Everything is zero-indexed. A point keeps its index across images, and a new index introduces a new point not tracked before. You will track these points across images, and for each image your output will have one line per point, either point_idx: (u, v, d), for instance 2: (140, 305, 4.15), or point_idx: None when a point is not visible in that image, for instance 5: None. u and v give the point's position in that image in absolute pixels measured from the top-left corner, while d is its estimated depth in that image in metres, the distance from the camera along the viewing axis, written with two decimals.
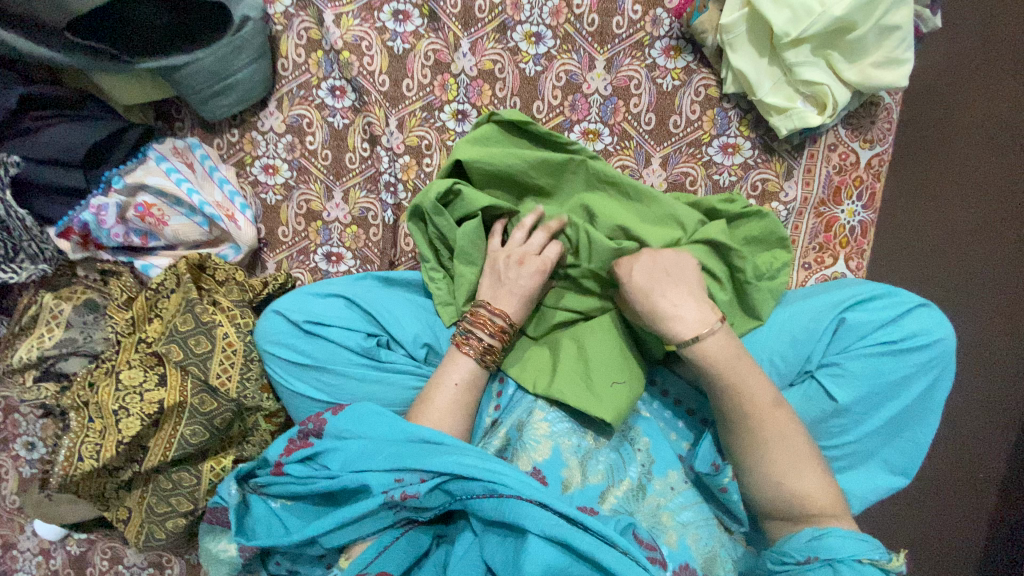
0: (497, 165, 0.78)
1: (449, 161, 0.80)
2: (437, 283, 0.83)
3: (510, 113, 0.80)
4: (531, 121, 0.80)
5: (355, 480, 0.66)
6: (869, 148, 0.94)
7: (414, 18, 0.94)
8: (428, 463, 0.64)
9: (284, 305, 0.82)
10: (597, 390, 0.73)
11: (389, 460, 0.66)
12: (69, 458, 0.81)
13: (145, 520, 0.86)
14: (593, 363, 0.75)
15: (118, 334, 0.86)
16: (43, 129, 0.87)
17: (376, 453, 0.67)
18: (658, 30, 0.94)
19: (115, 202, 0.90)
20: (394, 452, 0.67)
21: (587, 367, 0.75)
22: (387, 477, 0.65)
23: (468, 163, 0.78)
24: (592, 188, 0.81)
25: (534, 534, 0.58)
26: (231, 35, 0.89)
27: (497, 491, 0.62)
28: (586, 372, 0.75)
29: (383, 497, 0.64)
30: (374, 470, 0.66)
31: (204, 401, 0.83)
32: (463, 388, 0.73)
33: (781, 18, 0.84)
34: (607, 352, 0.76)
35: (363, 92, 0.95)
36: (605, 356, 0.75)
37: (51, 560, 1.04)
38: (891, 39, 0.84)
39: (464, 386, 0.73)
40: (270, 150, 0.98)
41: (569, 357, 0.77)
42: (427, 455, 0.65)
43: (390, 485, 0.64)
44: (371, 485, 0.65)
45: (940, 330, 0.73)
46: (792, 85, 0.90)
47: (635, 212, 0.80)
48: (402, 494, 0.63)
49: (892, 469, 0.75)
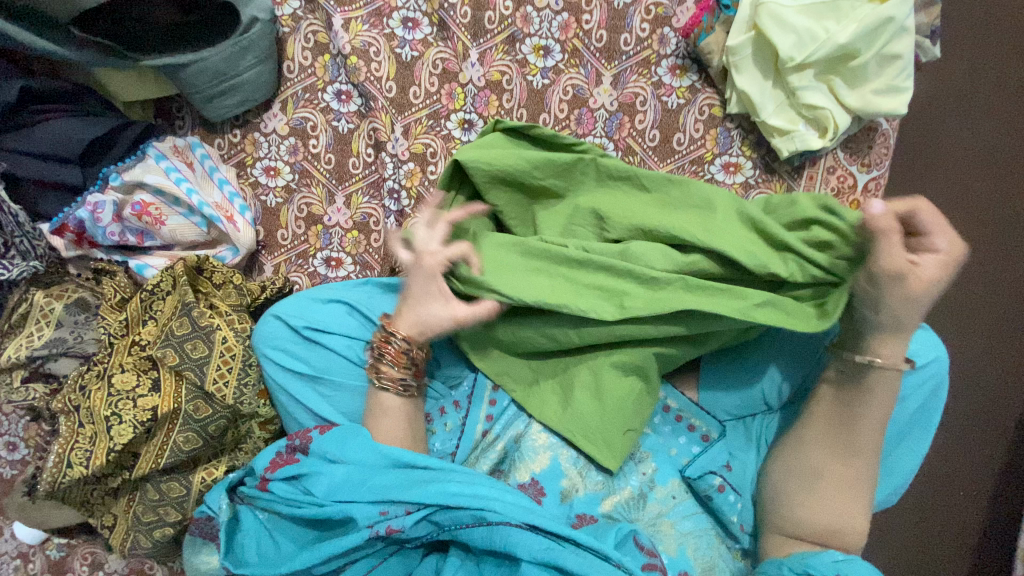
0: (500, 164, 0.75)
1: (450, 163, 0.77)
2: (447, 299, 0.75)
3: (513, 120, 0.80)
4: (535, 126, 0.79)
5: (341, 510, 0.65)
6: (867, 171, 0.96)
7: (423, 27, 0.94)
8: (412, 495, 0.63)
9: (282, 309, 0.81)
10: (612, 438, 0.72)
11: (373, 492, 0.65)
12: (58, 465, 0.78)
13: (131, 529, 0.84)
14: (609, 406, 0.72)
15: (112, 336, 0.83)
16: (40, 123, 0.85)
17: (360, 483, 0.66)
18: (665, 49, 0.95)
19: (113, 200, 0.87)
20: (378, 483, 0.65)
21: (602, 407, 0.72)
22: (372, 510, 0.64)
23: (469, 164, 0.75)
24: (594, 189, 0.77)
25: (527, 562, 0.58)
26: (239, 35, 0.88)
27: (485, 519, 0.61)
28: (601, 417, 0.72)
29: (369, 531, 0.63)
30: (357, 501, 0.65)
31: (199, 407, 0.81)
32: None
33: (786, 43, 0.86)
34: (620, 391, 0.72)
35: (369, 97, 0.94)
36: (622, 400, 0.72)
37: (29, 565, 1.01)
38: (892, 68, 0.87)
39: None
40: (272, 152, 0.98)
41: (583, 393, 0.73)
42: (411, 486, 0.64)
43: (375, 518, 0.64)
44: (358, 517, 0.64)
45: (932, 351, 0.74)
46: (795, 108, 0.91)
47: (650, 203, 0.75)
48: (388, 527, 0.62)
49: (889, 486, 0.76)
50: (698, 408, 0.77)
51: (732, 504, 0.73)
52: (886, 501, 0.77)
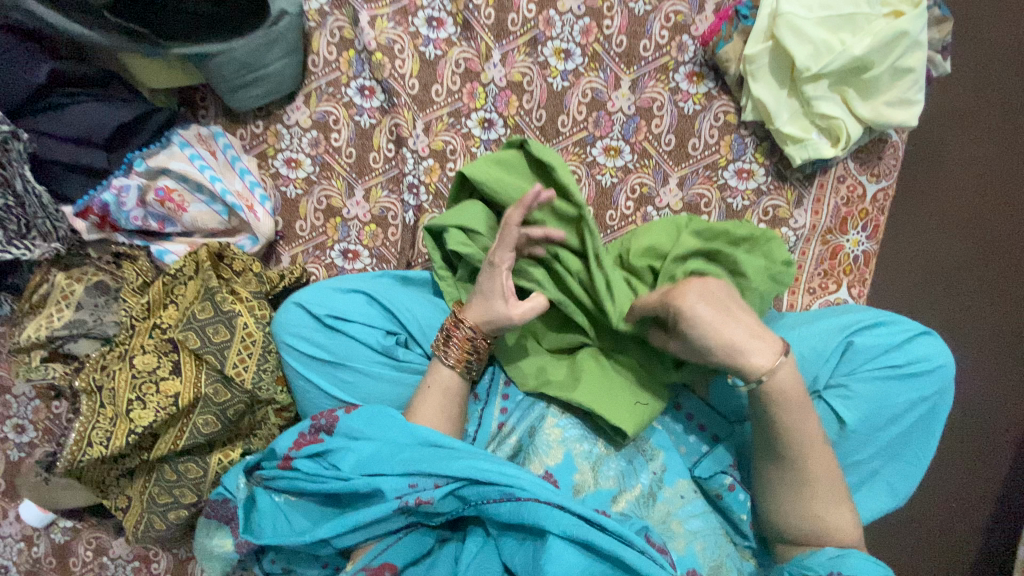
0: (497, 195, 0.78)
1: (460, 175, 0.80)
2: (445, 280, 0.82)
3: (538, 149, 0.77)
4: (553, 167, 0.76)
5: (370, 483, 0.66)
6: (876, 181, 0.98)
7: (447, 26, 0.96)
8: (444, 469, 0.65)
9: (304, 297, 0.81)
10: (627, 408, 0.73)
11: (404, 464, 0.66)
12: (78, 443, 0.79)
13: (145, 511, 0.85)
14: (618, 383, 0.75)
15: (133, 318, 0.85)
16: (67, 106, 0.86)
17: (391, 455, 0.68)
18: (683, 56, 0.97)
19: (137, 184, 0.89)
20: (410, 456, 0.67)
21: (613, 383, 0.75)
22: (401, 482, 0.66)
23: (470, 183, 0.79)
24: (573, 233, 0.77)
25: (554, 536, 0.59)
26: (268, 28, 0.89)
27: (514, 494, 0.62)
28: (612, 391, 0.75)
29: (397, 502, 0.64)
30: (386, 474, 0.66)
31: (218, 391, 0.81)
32: (439, 390, 0.74)
33: (803, 53, 0.89)
34: (626, 374, 0.76)
35: (392, 93, 0.96)
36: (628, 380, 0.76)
37: (33, 548, 1.01)
38: (904, 81, 0.89)
39: (438, 389, 0.74)
40: (293, 144, 0.99)
41: (593, 374, 0.77)
42: (443, 459, 0.66)
43: (404, 490, 0.65)
44: (386, 489, 0.65)
45: (938, 356, 0.76)
46: (808, 117, 0.93)
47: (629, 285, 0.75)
48: (417, 500, 0.64)
49: (892, 489, 0.78)
50: (709, 411, 0.79)
51: (744, 502, 0.74)
52: (890, 507, 0.78)
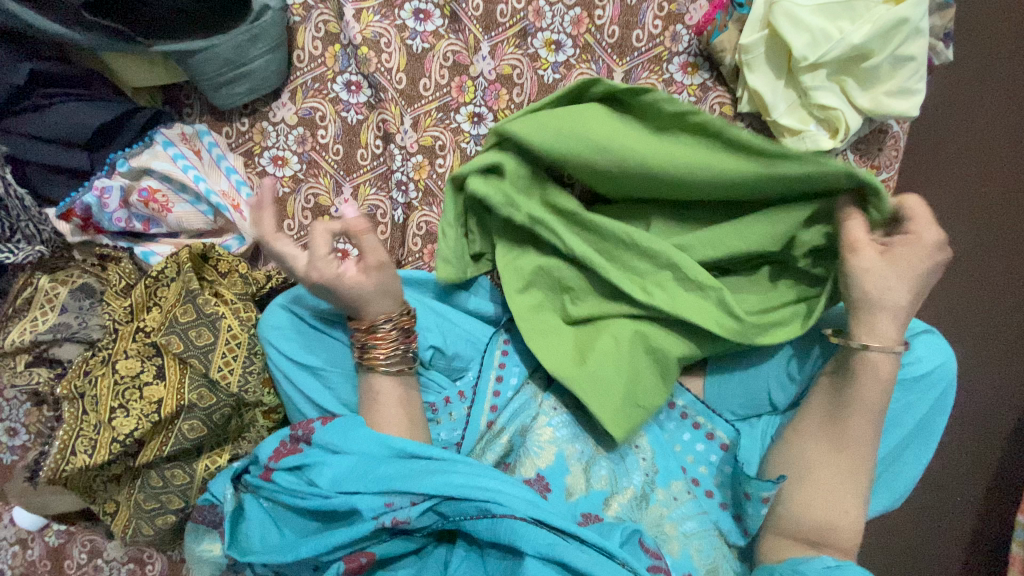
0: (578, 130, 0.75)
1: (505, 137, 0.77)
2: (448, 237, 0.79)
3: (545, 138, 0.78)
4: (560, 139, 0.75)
5: (346, 502, 0.64)
6: (876, 173, 0.95)
7: (434, 19, 0.93)
8: (419, 486, 0.62)
9: (290, 298, 0.79)
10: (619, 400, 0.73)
11: (375, 483, 0.64)
12: (62, 452, 0.79)
13: (133, 517, 0.84)
14: (623, 377, 0.73)
15: (116, 322, 0.85)
16: (48, 106, 0.85)
17: (364, 474, 0.66)
18: (677, 46, 0.95)
19: (119, 185, 0.87)
20: (383, 473, 0.65)
21: (618, 375, 0.74)
22: (377, 501, 0.63)
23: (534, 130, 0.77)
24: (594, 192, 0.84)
25: (531, 557, 0.57)
26: (250, 23, 0.87)
27: (491, 511, 0.60)
28: (615, 382, 0.73)
29: (375, 523, 0.62)
30: (361, 492, 0.64)
31: (203, 396, 0.80)
32: None
33: (800, 42, 0.86)
34: (630, 369, 0.74)
35: (379, 88, 0.93)
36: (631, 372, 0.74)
37: (27, 551, 1.01)
38: (905, 69, 0.86)
39: None
40: (280, 141, 0.97)
41: (602, 359, 0.75)
42: (418, 475, 0.63)
43: (380, 510, 0.63)
44: (362, 509, 0.63)
45: (939, 354, 0.73)
46: (806, 108, 0.91)
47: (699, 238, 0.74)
48: (394, 519, 0.62)
49: (892, 492, 0.76)
50: (705, 408, 0.77)
51: (759, 515, 0.68)
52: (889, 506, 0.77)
